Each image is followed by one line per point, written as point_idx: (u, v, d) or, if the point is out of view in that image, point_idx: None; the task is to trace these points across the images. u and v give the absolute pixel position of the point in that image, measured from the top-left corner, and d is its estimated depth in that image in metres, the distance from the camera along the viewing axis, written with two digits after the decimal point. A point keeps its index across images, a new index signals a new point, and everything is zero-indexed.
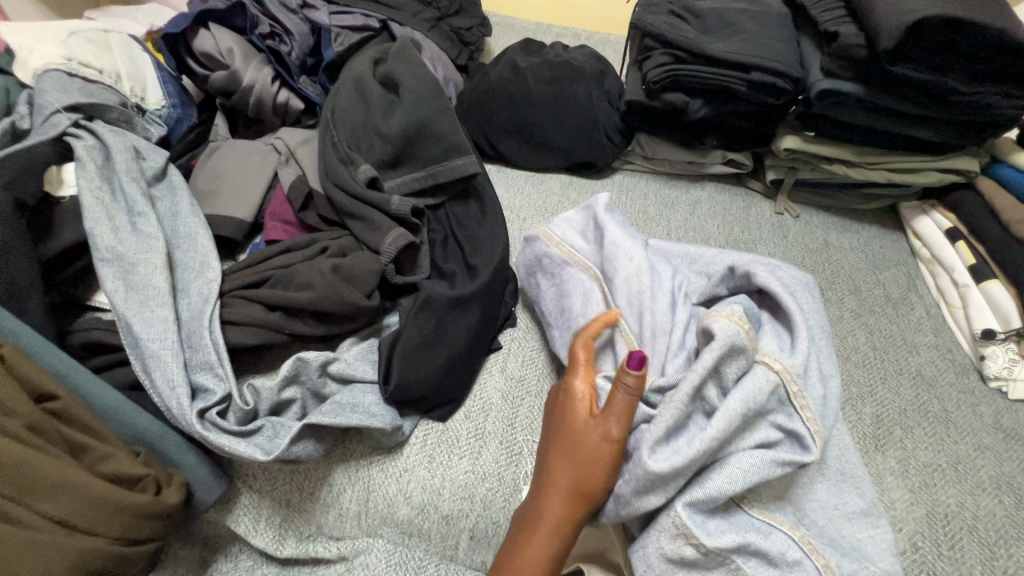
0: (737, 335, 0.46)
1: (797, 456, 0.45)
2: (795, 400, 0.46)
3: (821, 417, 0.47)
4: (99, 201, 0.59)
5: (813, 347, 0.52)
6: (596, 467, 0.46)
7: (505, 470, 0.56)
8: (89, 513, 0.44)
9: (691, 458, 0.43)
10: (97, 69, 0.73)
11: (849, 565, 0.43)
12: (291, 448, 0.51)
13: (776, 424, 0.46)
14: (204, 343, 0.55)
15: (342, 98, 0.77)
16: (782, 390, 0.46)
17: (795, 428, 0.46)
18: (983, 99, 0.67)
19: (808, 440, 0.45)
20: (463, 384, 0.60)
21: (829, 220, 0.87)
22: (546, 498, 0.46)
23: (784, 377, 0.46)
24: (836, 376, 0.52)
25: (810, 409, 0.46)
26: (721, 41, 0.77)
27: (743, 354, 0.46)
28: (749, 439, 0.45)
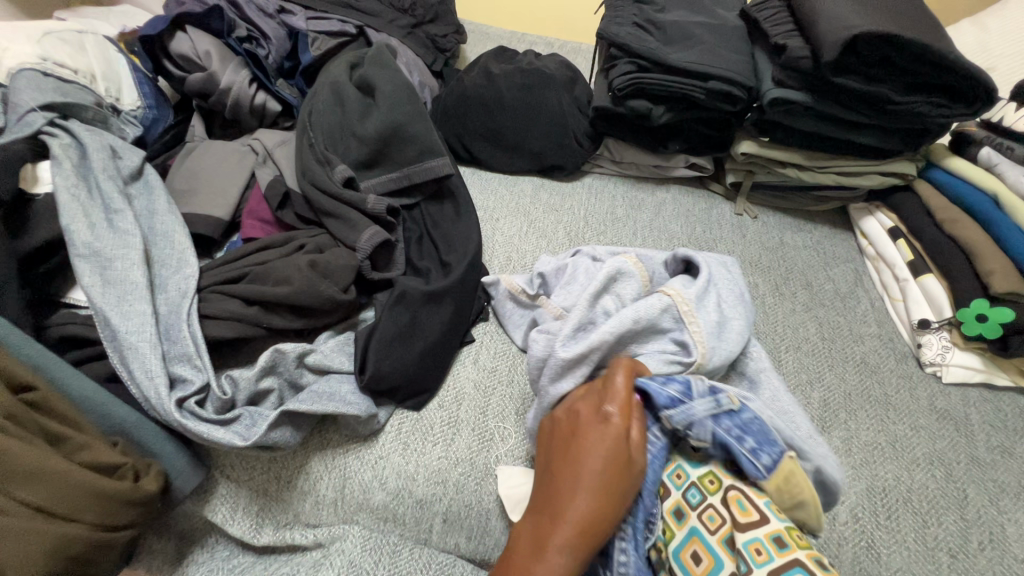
0: (621, 262, 0.62)
1: (681, 359, 0.55)
2: (685, 318, 0.57)
3: (712, 333, 0.56)
4: (75, 198, 0.60)
5: (721, 294, 0.62)
6: (621, 505, 0.42)
7: (477, 456, 0.58)
8: (68, 500, 0.45)
9: (588, 350, 0.55)
10: (72, 69, 0.74)
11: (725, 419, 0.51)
12: (268, 435, 0.53)
13: (672, 339, 0.57)
14: (183, 335, 0.56)
15: (319, 101, 0.79)
16: (675, 310, 0.57)
17: (685, 340, 0.56)
18: (915, 107, 0.73)
19: (692, 347, 0.55)
20: (437, 374, 0.63)
21: (784, 220, 0.92)
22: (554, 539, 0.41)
23: (677, 300, 0.57)
24: (745, 315, 0.60)
25: (698, 325, 0.56)
26: (681, 51, 0.81)
27: (630, 278, 0.61)
28: (646, 348, 0.57)
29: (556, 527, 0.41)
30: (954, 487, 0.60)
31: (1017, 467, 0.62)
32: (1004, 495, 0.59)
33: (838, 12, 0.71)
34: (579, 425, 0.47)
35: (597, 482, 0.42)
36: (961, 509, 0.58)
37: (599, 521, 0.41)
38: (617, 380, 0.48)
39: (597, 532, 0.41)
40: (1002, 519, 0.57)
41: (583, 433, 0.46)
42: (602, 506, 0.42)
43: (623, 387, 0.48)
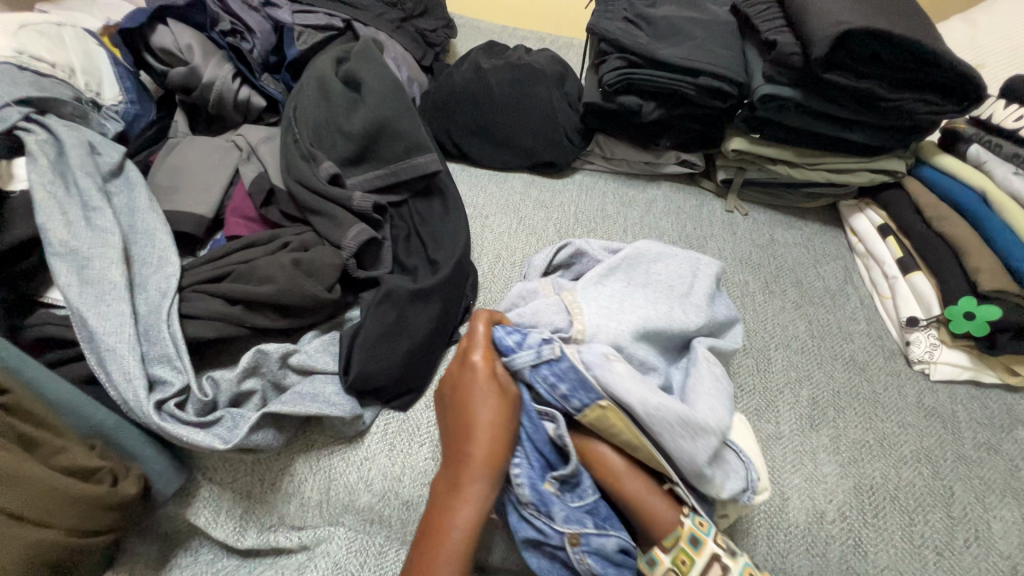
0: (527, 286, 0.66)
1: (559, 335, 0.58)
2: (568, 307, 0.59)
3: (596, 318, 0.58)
4: (51, 195, 0.58)
5: (652, 293, 0.62)
6: (508, 424, 0.52)
7: None
8: (42, 506, 0.44)
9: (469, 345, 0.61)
10: (50, 63, 0.72)
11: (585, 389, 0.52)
12: (250, 437, 0.52)
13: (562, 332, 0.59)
14: (163, 336, 0.55)
15: (304, 96, 0.78)
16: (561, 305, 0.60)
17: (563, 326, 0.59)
18: (905, 104, 0.73)
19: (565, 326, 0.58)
20: (423, 374, 0.62)
21: (775, 218, 0.92)
22: (468, 468, 0.49)
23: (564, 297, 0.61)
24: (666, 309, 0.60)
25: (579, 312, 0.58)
26: (671, 47, 0.81)
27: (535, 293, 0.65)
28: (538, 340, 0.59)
29: (470, 464, 0.49)
30: (941, 484, 0.60)
31: (1003, 464, 0.62)
32: (990, 492, 0.60)
33: (828, 8, 0.71)
34: (458, 380, 0.55)
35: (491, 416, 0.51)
36: (947, 507, 0.58)
37: (501, 446, 0.50)
38: (476, 332, 0.57)
39: (504, 454, 0.50)
40: (988, 517, 0.58)
41: (465, 384, 0.54)
42: (499, 433, 0.51)
43: (481, 334, 0.57)
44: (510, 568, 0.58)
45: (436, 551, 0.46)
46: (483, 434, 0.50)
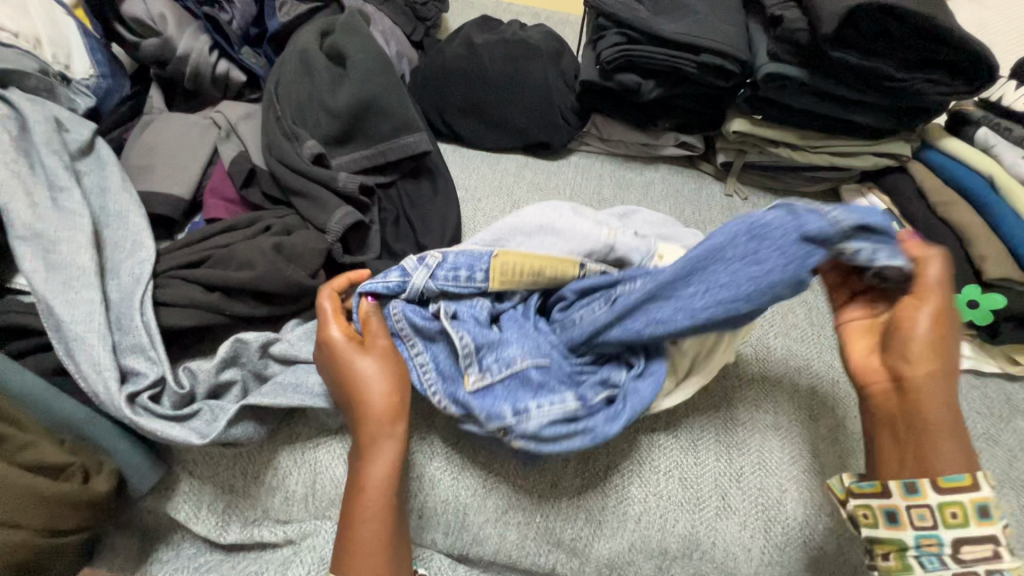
0: None
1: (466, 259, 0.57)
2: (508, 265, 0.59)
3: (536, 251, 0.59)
4: (14, 174, 0.55)
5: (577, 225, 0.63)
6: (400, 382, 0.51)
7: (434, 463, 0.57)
8: (6, 507, 0.41)
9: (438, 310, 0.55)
10: (12, 32, 0.67)
11: (453, 263, 0.54)
12: (229, 431, 0.50)
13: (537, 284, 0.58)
14: (136, 325, 0.52)
15: (286, 71, 0.74)
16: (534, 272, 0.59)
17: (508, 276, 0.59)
18: (913, 84, 0.70)
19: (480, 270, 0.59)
20: None
21: (775, 203, 0.89)
22: (370, 431, 0.49)
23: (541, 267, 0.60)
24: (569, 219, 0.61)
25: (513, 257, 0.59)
26: (672, 22, 0.77)
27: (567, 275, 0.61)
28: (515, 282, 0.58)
29: (365, 429, 0.49)
30: None
31: (1002, 455, 0.61)
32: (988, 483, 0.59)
33: None
34: (327, 354, 0.52)
35: (375, 374, 0.50)
36: None
37: (393, 401, 0.50)
38: (324, 306, 0.53)
39: (394, 410, 0.49)
40: None
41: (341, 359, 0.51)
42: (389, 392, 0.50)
43: (331, 309, 0.53)
44: (500, 561, 0.57)
45: (353, 526, 0.47)
46: (377, 398, 0.49)
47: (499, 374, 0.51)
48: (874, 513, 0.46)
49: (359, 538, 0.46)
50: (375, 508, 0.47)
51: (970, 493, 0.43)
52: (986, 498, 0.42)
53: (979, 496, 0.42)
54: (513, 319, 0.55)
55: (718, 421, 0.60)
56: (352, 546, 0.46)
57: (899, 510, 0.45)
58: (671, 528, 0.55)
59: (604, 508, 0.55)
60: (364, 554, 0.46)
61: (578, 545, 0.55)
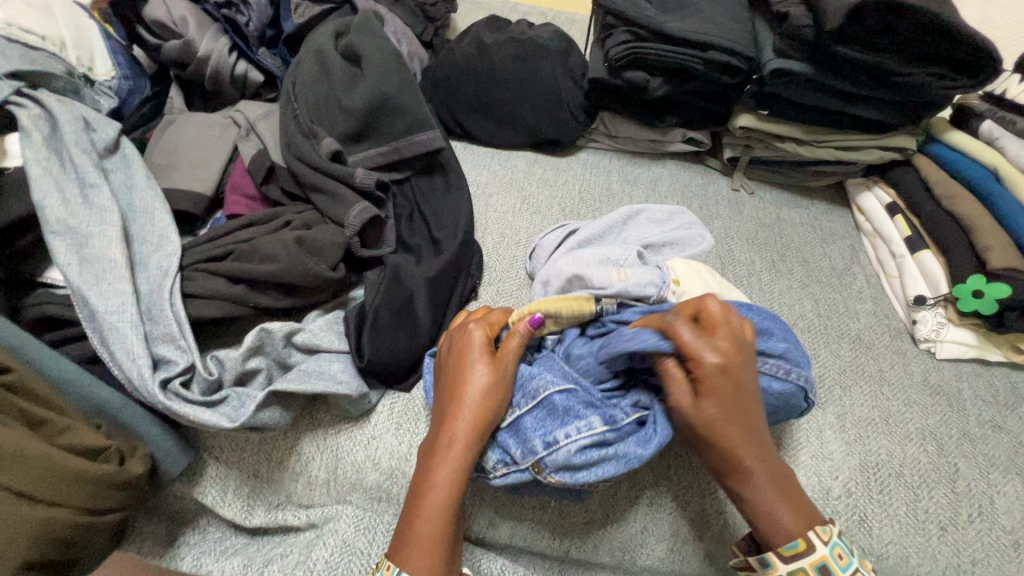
0: None
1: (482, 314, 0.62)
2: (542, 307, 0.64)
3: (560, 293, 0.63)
4: (47, 171, 0.57)
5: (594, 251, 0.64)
6: (496, 403, 0.50)
7: None
8: (50, 484, 0.44)
9: None
10: (39, 36, 0.70)
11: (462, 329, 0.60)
12: (257, 415, 0.51)
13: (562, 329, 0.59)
14: (165, 315, 0.54)
15: (303, 71, 0.76)
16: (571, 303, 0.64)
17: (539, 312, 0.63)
18: (918, 80, 0.71)
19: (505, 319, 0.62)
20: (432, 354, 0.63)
21: (781, 197, 0.91)
22: (452, 436, 0.48)
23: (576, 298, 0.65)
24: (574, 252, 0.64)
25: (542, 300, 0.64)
26: (679, 19, 0.79)
27: None
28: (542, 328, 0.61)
29: (452, 437, 0.48)
30: (945, 461, 0.60)
31: (1007, 441, 0.62)
32: (994, 468, 0.60)
33: None
34: (453, 351, 0.53)
35: (484, 381, 0.50)
36: (951, 483, 0.59)
37: (487, 404, 0.49)
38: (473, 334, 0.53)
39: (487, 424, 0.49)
40: (992, 492, 0.58)
41: (460, 351, 0.52)
42: (489, 388, 0.50)
43: (478, 338, 0.52)
44: (517, 545, 0.59)
45: (416, 518, 0.46)
46: (471, 407, 0.49)
47: (526, 407, 0.52)
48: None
49: (418, 531, 0.45)
50: (431, 515, 0.46)
51: (808, 556, 0.44)
52: (824, 558, 0.44)
53: (816, 556, 0.44)
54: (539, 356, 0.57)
55: None
56: (411, 537, 0.46)
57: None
58: (682, 512, 0.56)
59: (618, 492, 0.57)
60: (418, 550, 0.45)
61: (592, 530, 0.57)
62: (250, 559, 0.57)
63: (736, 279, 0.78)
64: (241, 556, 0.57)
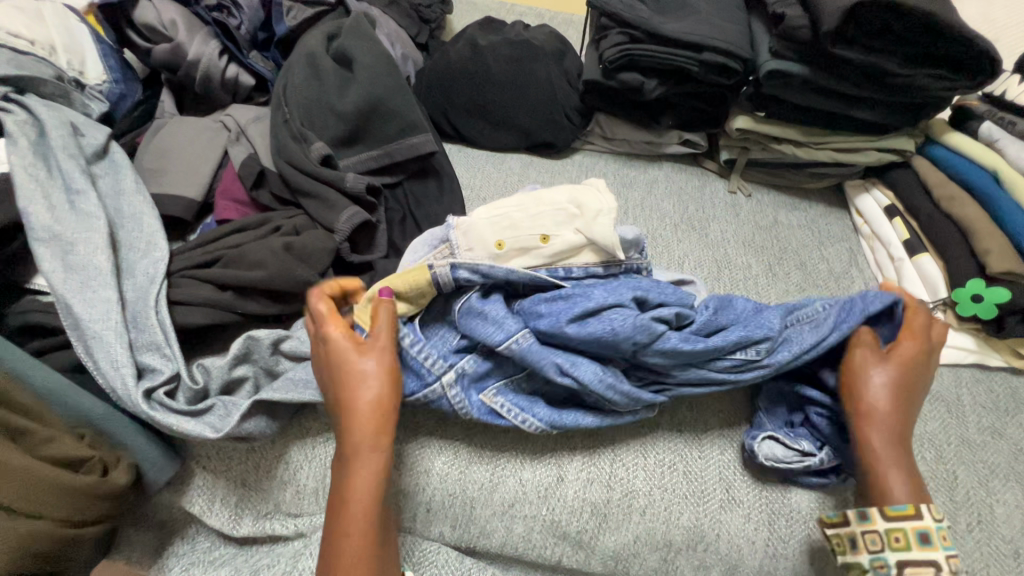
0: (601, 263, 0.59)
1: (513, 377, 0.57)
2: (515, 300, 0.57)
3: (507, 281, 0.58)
4: (33, 178, 0.57)
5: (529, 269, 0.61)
6: (365, 390, 0.48)
7: (438, 464, 0.57)
8: (31, 497, 0.43)
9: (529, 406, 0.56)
10: (28, 40, 0.69)
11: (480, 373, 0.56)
12: (242, 425, 0.51)
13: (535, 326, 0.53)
14: (151, 323, 0.54)
15: (294, 74, 0.75)
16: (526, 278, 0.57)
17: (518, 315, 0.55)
18: (915, 80, 0.71)
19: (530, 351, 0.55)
20: None
21: (779, 199, 0.90)
22: (355, 434, 0.47)
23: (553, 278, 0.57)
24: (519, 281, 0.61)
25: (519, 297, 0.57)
26: (674, 21, 0.78)
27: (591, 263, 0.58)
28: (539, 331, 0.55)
29: (355, 433, 0.47)
30: (944, 469, 0.59)
31: (1007, 448, 0.61)
32: (993, 476, 0.59)
33: None
34: (323, 355, 0.50)
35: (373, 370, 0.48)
36: (951, 492, 0.58)
37: (385, 400, 0.48)
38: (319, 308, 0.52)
39: (389, 415, 0.48)
40: (991, 501, 0.57)
41: (342, 351, 0.49)
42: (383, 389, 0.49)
43: (384, 331, 0.51)
44: (507, 554, 0.58)
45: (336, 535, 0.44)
46: (364, 399, 0.47)
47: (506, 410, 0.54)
48: (845, 539, 0.47)
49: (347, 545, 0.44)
50: (360, 517, 0.45)
51: (913, 521, 0.45)
52: (928, 526, 0.44)
53: (922, 523, 0.45)
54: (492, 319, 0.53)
55: (722, 414, 0.61)
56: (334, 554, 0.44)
57: (861, 535, 0.46)
58: (676, 520, 0.55)
59: (610, 500, 0.56)
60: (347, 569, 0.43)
61: (584, 538, 0.56)
62: (238, 569, 0.56)
63: (732, 282, 0.77)
64: (229, 566, 0.56)
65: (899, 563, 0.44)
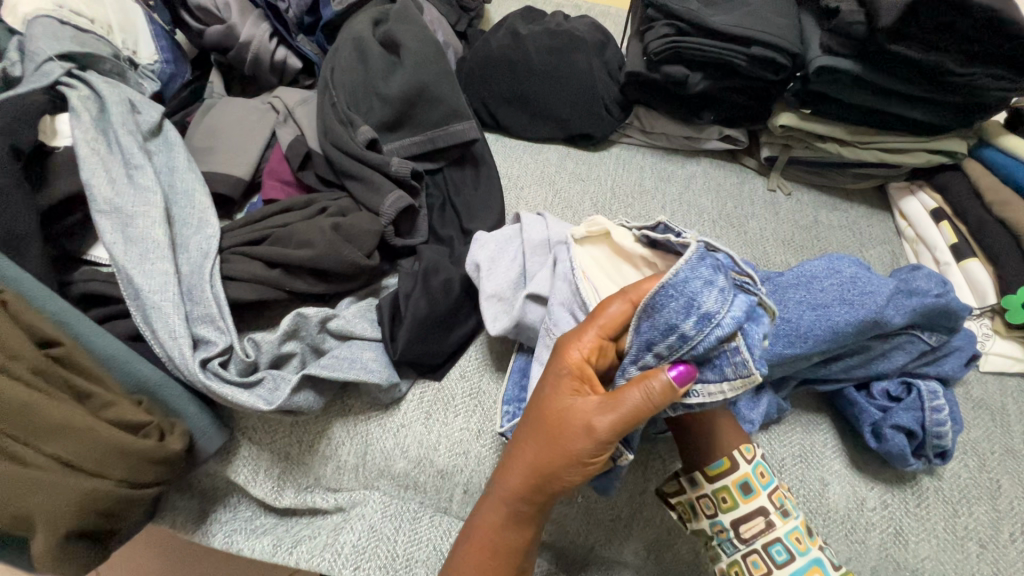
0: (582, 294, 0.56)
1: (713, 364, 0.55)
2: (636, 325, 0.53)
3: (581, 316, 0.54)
4: (95, 152, 0.58)
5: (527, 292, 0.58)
6: (566, 440, 0.44)
7: (472, 446, 0.57)
8: (95, 458, 0.45)
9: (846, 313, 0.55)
10: (89, 19, 0.71)
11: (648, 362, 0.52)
12: (292, 398, 0.52)
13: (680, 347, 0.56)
14: (206, 296, 0.56)
15: (341, 58, 0.76)
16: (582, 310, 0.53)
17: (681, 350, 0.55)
18: (972, 79, 0.69)
19: None
20: (464, 329, 0.62)
21: (819, 199, 0.88)
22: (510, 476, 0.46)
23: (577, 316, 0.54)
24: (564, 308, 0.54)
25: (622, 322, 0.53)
26: (723, 14, 0.77)
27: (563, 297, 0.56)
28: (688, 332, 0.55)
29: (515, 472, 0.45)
30: (988, 477, 0.58)
31: None
32: None
33: None
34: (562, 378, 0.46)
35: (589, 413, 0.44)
36: (994, 500, 0.57)
37: (568, 448, 0.44)
38: (611, 311, 0.47)
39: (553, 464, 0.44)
40: None
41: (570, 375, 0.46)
42: (543, 446, 0.45)
43: (613, 315, 0.47)
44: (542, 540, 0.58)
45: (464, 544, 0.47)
46: (548, 438, 0.45)
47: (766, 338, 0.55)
48: (687, 506, 0.53)
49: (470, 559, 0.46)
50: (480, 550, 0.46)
51: (730, 475, 0.52)
52: (744, 475, 0.52)
53: (738, 474, 0.52)
54: (726, 356, 0.44)
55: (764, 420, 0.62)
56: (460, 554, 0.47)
57: (697, 501, 0.52)
58: None
59: (645, 490, 0.57)
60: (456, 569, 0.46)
61: (617, 528, 0.57)
62: (279, 539, 0.58)
63: None
64: (270, 536, 0.58)
65: (732, 520, 0.51)
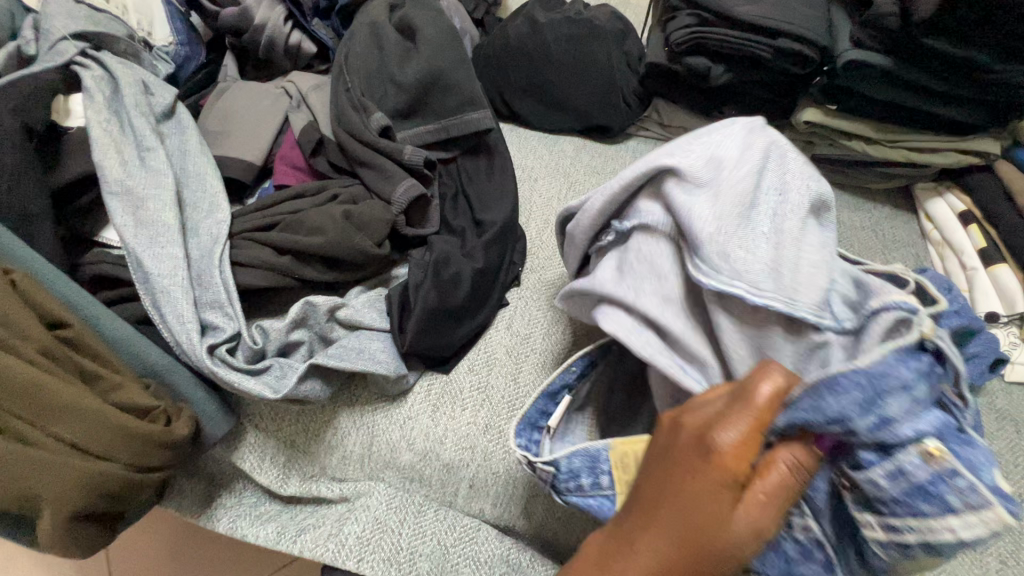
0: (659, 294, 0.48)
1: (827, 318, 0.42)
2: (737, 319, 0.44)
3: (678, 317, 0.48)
4: (107, 133, 0.58)
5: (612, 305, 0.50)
6: (708, 545, 0.32)
7: (479, 441, 0.56)
8: (101, 439, 0.45)
9: None
10: None
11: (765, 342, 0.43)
12: (299, 387, 0.52)
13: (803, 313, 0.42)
14: (215, 281, 0.55)
15: (356, 43, 0.75)
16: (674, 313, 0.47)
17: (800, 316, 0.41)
18: (1009, 77, 0.66)
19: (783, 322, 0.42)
20: (472, 324, 0.61)
21: (841, 198, 0.85)
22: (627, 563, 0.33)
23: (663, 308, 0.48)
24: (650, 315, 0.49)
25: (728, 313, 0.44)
26: (750, 3, 0.74)
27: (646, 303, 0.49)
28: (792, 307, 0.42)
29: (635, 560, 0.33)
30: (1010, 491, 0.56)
31: None
32: None
33: None
34: (684, 447, 0.34)
35: (740, 519, 0.32)
36: None
37: (705, 542, 0.32)
38: (759, 392, 0.32)
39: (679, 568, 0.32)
40: None
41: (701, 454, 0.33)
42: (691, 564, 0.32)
43: (764, 401, 0.32)
44: (547, 538, 0.57)
45: None
46: (678, 526, 0.33)
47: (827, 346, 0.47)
48: None
49: None
50: None
51: None
52: None
53: None
54: (941, 479, 0.32)
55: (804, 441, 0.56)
56: None
57: None
58: None
59: None
60: None
61: None
62: (283, 526, 0.57)
63: None
64: (274, 523, 0.58)
65: None
